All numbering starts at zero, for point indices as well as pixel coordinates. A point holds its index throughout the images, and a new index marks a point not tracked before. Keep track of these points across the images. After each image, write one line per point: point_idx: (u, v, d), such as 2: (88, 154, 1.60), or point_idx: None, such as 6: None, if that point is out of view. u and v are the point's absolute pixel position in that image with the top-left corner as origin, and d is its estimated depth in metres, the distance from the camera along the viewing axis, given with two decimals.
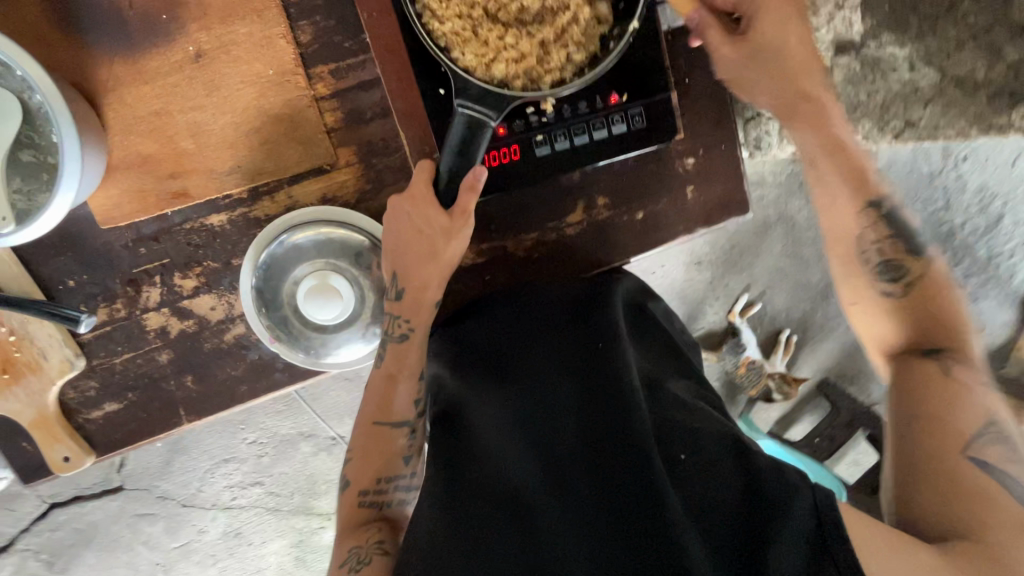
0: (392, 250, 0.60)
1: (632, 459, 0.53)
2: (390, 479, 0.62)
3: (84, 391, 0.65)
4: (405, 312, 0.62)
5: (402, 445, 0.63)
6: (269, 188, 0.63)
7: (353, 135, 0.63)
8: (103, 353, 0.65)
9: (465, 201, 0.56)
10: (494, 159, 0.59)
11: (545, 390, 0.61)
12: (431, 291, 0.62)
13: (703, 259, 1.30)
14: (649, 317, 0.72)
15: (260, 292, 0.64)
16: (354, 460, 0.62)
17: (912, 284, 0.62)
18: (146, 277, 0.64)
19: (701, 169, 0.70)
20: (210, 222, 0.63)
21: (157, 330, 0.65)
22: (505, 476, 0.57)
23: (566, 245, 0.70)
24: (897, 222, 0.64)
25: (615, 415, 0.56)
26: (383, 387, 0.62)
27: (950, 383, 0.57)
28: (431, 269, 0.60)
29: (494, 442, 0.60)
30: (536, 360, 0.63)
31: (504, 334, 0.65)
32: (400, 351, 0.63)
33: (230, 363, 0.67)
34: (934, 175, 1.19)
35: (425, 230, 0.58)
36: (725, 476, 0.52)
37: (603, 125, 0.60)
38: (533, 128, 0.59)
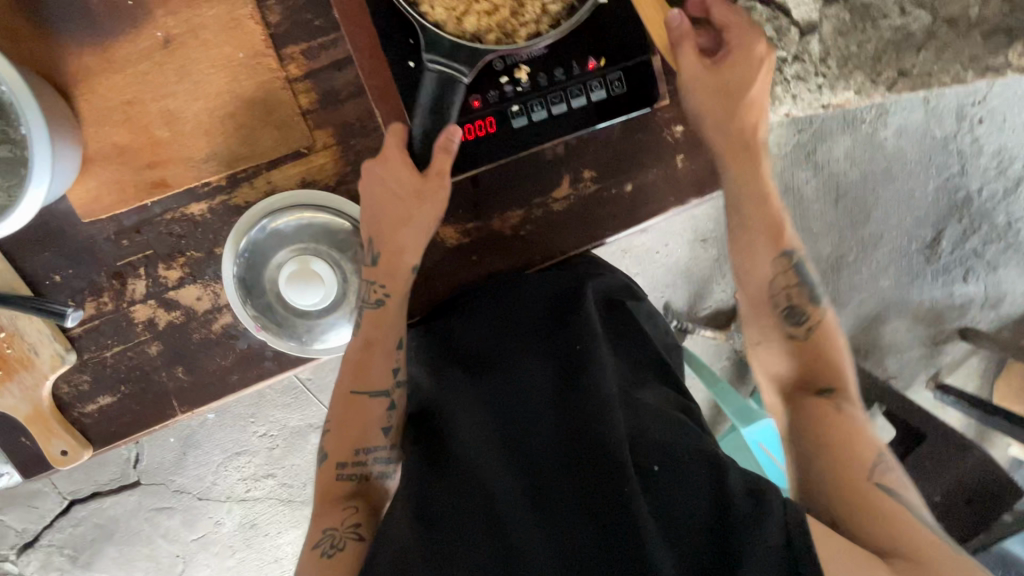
0: (368, 217, 0.60)
1: (608, 468, 0.54)
2: (368, 450, 0.62)
3: (78, 385, 0.66)
4: (380, 276, 0.62)
5: (381, 416, 0.62)
6: (248, 175, 0.62)
7: (329, 116, 0.62)
8: (94, 346, 0.65)
9: (440, 163, 0.56)
10: (469, 133, 0.58)
11: (525, 396, 0.62)
12: (408, 255, 0.62)
13: (706, 237, 1.28)
14: (630, 317, 0.73)
15: (244, 280, 0.63)
16: (331, 432, 0.62)
17: (812, 327, 0.65)
18: (131, 269, 0.63)
19: (691, 137, 0.67)
20: (191, 211, 0.63)
21: (145, 322, 0.65)
22: (479, 478, 0.56)
23: (554, 221, 0.68)
24: (800, 270, 0.65)
25: (594, 424, 0.57)
26: (360, 356, 0.62)
27: (845, 418, 0.59)
28: (404, 232, 0.60)
29: (467, 444, 0.59)
30: (515, 365, 0.64)
31: (483, 338, 0.67)
32: (378, 316, 0.62)
33: (219, 353, 0.66)
34: (948, 138, 1.31)
35: (401, 193, 0.59)
36: (698, 485, 0.53)
37: (581, 92, 0.58)
38: (508, 98, 0.57)
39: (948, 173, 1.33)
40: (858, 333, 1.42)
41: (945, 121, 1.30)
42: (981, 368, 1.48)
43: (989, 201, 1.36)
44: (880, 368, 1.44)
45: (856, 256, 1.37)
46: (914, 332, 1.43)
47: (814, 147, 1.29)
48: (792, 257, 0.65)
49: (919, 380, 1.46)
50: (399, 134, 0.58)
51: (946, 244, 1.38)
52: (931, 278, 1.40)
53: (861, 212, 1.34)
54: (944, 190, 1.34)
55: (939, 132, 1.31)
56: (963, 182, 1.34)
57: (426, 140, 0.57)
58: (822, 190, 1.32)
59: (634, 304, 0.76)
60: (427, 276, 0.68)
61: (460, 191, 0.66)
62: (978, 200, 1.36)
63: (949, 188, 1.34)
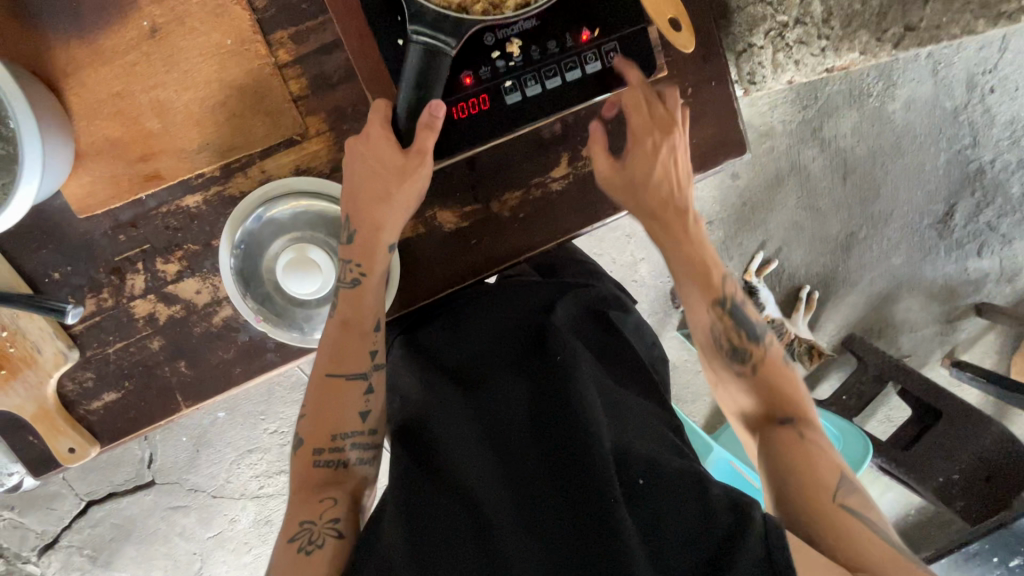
0: (350, 199, 0.59)
1: (591, 481, 0.53)
2: (345, 436, 0.60)
3: (83, 381, 0.66)
4: (357, 255, 0.60)
5: (359, 401, 0.61)
6: (242, 164, 0.62)
7: (320, 102, 0.61)
8: (97, 343, 0.65)
9: (421, 140, 0.54)
10: (460, 112, 0.56)
11: (507, 407, 0.60)
12: (385, 236, 0.60)
13: (712, 219, 1.30)
14: (613, 329, 0.71)
15: (243, 272, 0.63)
16: (307, 417, 0.60)
17: (755, 364, 0.66)
18: (129, 264, 0.63)
19: (691, 110, 0.66)
20: (186, 204, 0.62)
21: (146, 317, 0.65)
22: (467, 493, 0.55)
23: (552, 201, 0.67)
24: (739, 314, 0.66)
25: (576, 436, 0.56)
26: (338, 338, 0.61)
27: (807, 446, 0.59)
28: (382, 209, 0.58)
29: (455, 456, 0.58)
30: (498, 376, 0.63)
31: (468, 352, 0.66)
32: (355, 295, 0.61)
33: (221, 346, 0.66)
34: (957, 109, 1.28)
35: (380, 171, 0.57)
36: (679, 501, 0.52)
37: (576, 65, 0.57)
38: (500, 74, 0.56)
39: (959, 145, 1.30)
40: (872, 313, 1.39)
41: (955, 91, 1.27)
42: (997, 344, 1.45)
43: (1002, 172, 1.32)
44: (894, 347, 1.41)
45: (866, 234, 1.34)
46: (928, 310, 1.40)
47: (820, 124, 1.27)
48: (726, 304, 0.66)
49: (934, 357, 1.43)
50: (380, 113, 0.56)
51: (959, 219, 1.35)
52: (944, 254, 1.37)
53: (866, 193, 1.32)
54: (956, 164, 1.31)
55: (948, 104, 1.27)
56: (975, 154, 1.31)
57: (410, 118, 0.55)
58: (829, 166, 1.30)
59: (617, 313, 0.74)
60: (423, 260, 0.67)
61: (456, 173, 0.65)
62: (991, 172, 1.32)
63: (961, 160, 1.31)
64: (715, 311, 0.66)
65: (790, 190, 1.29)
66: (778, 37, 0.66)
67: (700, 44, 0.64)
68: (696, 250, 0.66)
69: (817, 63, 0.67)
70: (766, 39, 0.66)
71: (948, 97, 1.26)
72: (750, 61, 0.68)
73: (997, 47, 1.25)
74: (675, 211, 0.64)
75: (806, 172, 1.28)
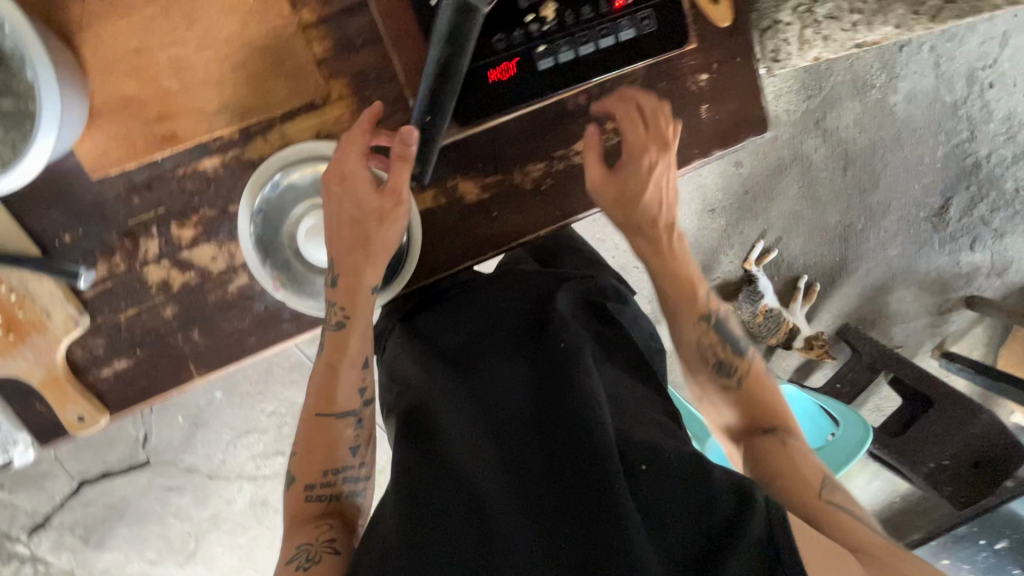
0: (337, 239, 0.60)
1: (592, 468, 0.50)
2: (336, 471, 0.60)
3: (92, 349, 0.64)
4: (341, 298, 0.60)
5: (350, 436, 0.62)
6: (261, 128, 0.60)
7: (344, 66, 0.60)
8: (108, 310, 0.63)
9: (397, 176, 0.56)
10: (496, 76, 0.56)
11: (505, 395, 0.58)
12: (367, 275, 0.61)
13: (715, 206, 1.30)
14: (609, 321, 0.69)
15: (262, 240, 0.62)
16: (298, 456, 0.60)
17: (742, 375, 0.68)
18: (143, 229, 0.62)
19: (716, 86, 0.66)
20: (203, 167, 0.60)
21: (159, 284, 0.63)
22: (464, 480, 0.53)
23: (575, 175, 0.67)
24: (723, 328, 0.69)
25: (575, 421, 0.54)
26: (323, 380, 0.62)
27: (787, 449, 0.60)
28: (359, 256, 0.60)
29: (453, 441, 0.56)
30: (497, 363, 0.61)
31: (469, 338, 0.64)
32: (339, 339, 0.61)
33: (235, 314, 0.65)
34: (957, 103, 1.29)
35: (359, 215, 0.59)
36: (683, 487, 0.50)
37: (609, 33, 0.57)
38: (533, 38, 0.55)
39: (956, 139, 1.32)
40: (868, 303, 1.41)
41: (958, 85, 1.28)
42: (985, 336, 1.48)
43: (998, 168, 1.35)
44: (887, 338, 1.44)
45: (864, 226, 1.36)
46: (920, 301, 1.42)
47: (823, 114, 1.27)
48: (711, 318, 0.70)
49: (925, 348, 1.46)
50: (356, 146, 0.57)
51: (954, 212, 1.37)
52: (939, 246, 1.39)
53: (863, 185, 1.33)
54: (953, 157, 1.33)
55: (949, 98, 1.29)
56: (972, 148, 1.33)
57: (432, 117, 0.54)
58: (831, 157, 1.30)
59: (617, 306, 0.72)
60: (440, 236, 0.66)
61: (477, 144, 0.64)
62: (987, 166, 1.34)
63: (958, 154, 1.32)
64: (702, 322, 0.69)
65: (792, 179, 1.30)
66: (807, 13, 0.64)
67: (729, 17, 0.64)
68: (682, 265, 0.70)
69: (847, 40, 0.66)
70: (793, 16, 0.64)
71: (948, 90, 1.28)
72: (775, 38, 0.67)
73: (998, 42, 1.26)
74: (663, 228, 0.69)
75: (807, 162, 1.29)
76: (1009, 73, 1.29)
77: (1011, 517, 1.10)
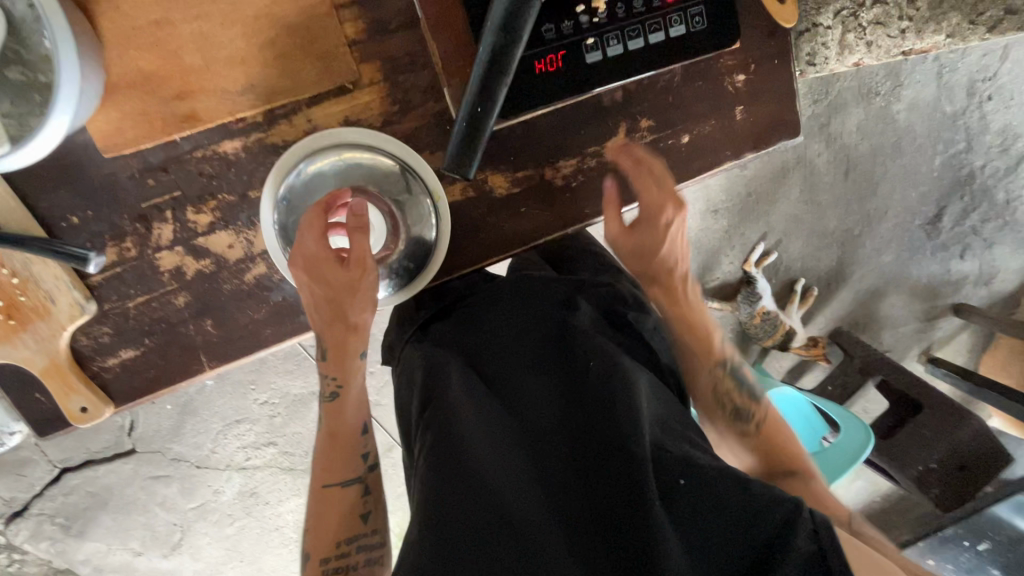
0: (316, 320, 0.58)
1: (629, 483, 0.49)
2: (351, 540, 0.56)
3: (98, 337, 0.61)
4: (334, 369, 0.61)
5: (357, 504, 0.58)
6: (288, 110, 0.58)
7: (376, 50, 0.58)
8: (116, 296, 0.60)
9: (360, 248, 0.57)
10: (541, 67, 0.54)
11: (535, 405, 0.56)
12: (353, 342, 0.60)
13: (719, 206, 1.26)
14: (632, 330, 0.67)
15: (285, 228, 0.60)
16: (308, 532, 0.56)
17: (759, 424, 0.68)
18: (157, 213, 0.58)
19: (752, 87, 0.65)
20: (223, 149, 0.58)
21: (171, 271, 0.60)
22: (496, 493, 0.49)
23: (607, 172, 0.65)
24: (737, 375, 0.70)
25: (610, 432, 0.52)
26: (326, 449, 0.59)
27: (815, 494, 0.61)
28: (342, 329, 0.59)
29: (482, 448, 0.53)
30: (523, 373, 0.58)
31: (491, 341, 0.62)
32: (335, 408, 0.60)
33: (251, 306, 0.62)
34: (956, 114, 1.25)
35: (333, 295, 0.57)
36: (724, 499, 0.49)
37: (660, 27, 0.56)
38: (583, 29, 0.54)
39: (954, 148, 1.28)
40: (859, 308, 1.39)
41: (955, 99, 1.24)
42: (969, 343, 1.43)
43: (992, 180, 1.30)
44: (877, 342, 1.41)
45: (861, 232, 1.33)
46: (909, 307, 1.39)
47: (828, 119, 1.23)
48: (726, 365, 0.70)
49: (912, 354, 1.43)
50: (314, 229, 0.56)
51: (947, 221, 1.33)
52: (931, 254, 1.35)
53: (865, 193, 1.29)
54: (948, 167, 1.29)
55: (949, 108, 1.24)
56: (968, 159, 1.28)
57: (472, 120, 0.50)
58: (833, 163, 1.27)
59: (637, 315, 0.69)
60: (466, 230, 0.64)
61: (510, 137, 0.62)
62: (981, 178, 1.30)
63: (954, 164, 1.28)
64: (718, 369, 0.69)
65: (794, 184, 1.26)
66: (850, 18, 0.65)
67: (768, 18, 0.63)
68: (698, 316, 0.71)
69: (894, 45, 0.66)
70: (835, 20, 0.65)
71: (948, 100, 1.23)
72: (812, 42, 0.67)
73: (998, 55, 1.22)
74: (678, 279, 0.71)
75: (811, 167, 1.25)
76: (1007, 83, 1.24)
77: (996, 519, 1.12)
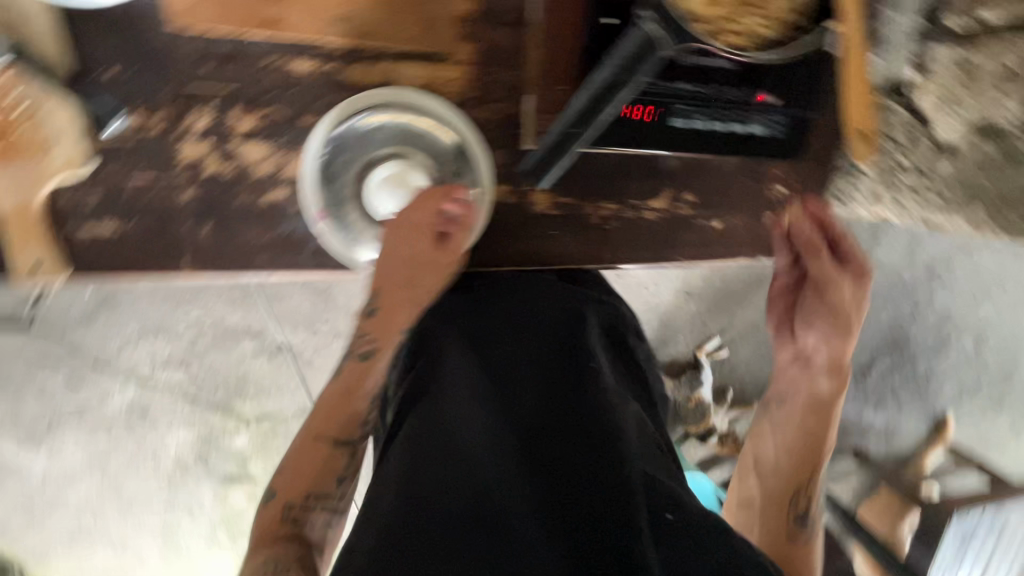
0: (383, 276, 0.58)
1: (612, 513, 0.41)
2: (320, 498, 0.52)
3: (81, 199, 0.56)
4: (374, 329, 0.57)
5: (340, 464, 0.54)
6: (373, 55, 0.57)
7: (479, 33, 0.58)
8: (119, 166, 0.56)
9: (458, 239, 0.58)
10: (627, 113, 0.57)
11: (522, 397, 0.50)
12: (402, 312, 0.58)
13: (693, 291, 1.24)
14: (632, 360, 0.62)
15: (329, 166, 0.58)
16: (282, 472, 0.52)
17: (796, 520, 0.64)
18: (200, 99, 0.56)
19: (787, 202, 0.70)
20: (293, 66, 0.56)
21: (189, 162, 0.57)
22: (471, 494, 0.43)
23: (639, 226, 0.67)
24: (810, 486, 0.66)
25: (598, 452, 0.45)
26: (332, 401, 0.55)
27: None
28: (400, 295, 0.58)
29: (464, 441, 0.47)
30: (520, 366, 0.53)
31: (494, 330, 0.56)
32: (361, 368, 0.56)
33: (257, 227, 0.59)
34: None
35: (414, 262, 0.58)
36: (708, 545, 0.41)
37: (743, 122, 0.58)
38: (677, 96, 0.56)
39: None
40: None
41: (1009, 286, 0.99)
42: None
43: None
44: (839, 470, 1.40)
45: None
46: None
47: None
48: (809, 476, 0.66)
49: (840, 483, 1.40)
50: (428, 205, 0.57)
51: None
52: None
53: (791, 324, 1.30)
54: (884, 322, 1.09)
55: None
56: None
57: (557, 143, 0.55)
58: None
59: (638, 344, 0.65)
60: (497, 231, 0.64)
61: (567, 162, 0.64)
62: None
63: None
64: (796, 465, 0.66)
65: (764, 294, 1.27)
66: (885, 172, 0.70)
67: (820, 147, 0.68)
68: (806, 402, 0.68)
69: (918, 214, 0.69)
70: (871, 171, 0.71)
71: None
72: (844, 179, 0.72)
73: None
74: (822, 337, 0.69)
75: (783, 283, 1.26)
76: None
77: None
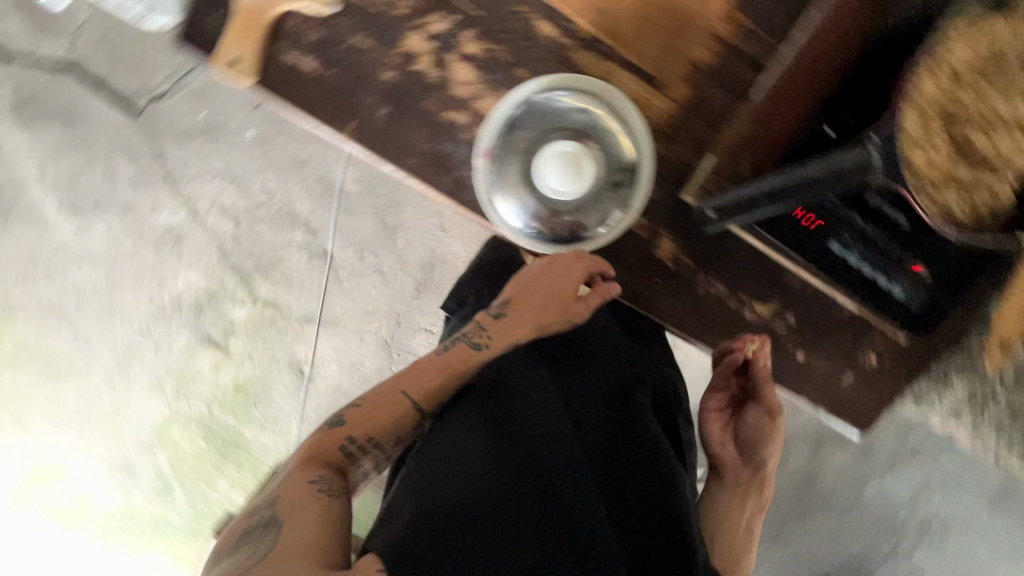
0: (522, 295, 0.61)
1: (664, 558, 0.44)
2: (377, 445, 0.51)
3: (304, 30, 0.60)
4: (492, 328, 0.59)
5: (404, 427, 0.53)
6: (605, 53, 0.61)
7: (701, 84, 0.62)
8: (351, 22, 0.60)
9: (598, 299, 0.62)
10: (796, 214, 0.59)
11: (594, 441, 0.51)
12: (520, 331, 0.59)
13: None
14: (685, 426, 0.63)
15: (519, 114, 0.63)
16: (356, 406, 0.52)
17: None
18: (448, 8, 0.60)
19: (872, 376, 0.68)
20: (537, 25, 0.61)
21: (406, 50, 0.61)
22: (546, 496, 0.45)
23: (733, 321, 0.68)
24: None
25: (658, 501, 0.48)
26: (430, 366, 0.56)
27: None
28: (528, 315, 0.60)
29: (544, 442, 0.48)
30: (598, 391, 0.55)
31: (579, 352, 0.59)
32: (466, 354, 0.57)
33: (424, 132, 0.62)
34: None
35: (556, 296, 0.60)
36: None
37: (887, 279, 0.60)
38: (849, 225, 0.58)
39: None
40: None
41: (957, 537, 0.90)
42: None
43: None
44: None
45: None
46: None
47: None
48: None
49: None
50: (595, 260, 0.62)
51: None
52: None
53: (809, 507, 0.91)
54: None
55: None
56: None
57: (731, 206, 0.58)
58: None
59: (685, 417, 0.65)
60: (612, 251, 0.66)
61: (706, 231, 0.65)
62: None
63: None
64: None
65: None
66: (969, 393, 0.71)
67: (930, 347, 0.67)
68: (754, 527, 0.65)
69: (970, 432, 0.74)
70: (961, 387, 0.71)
71: None
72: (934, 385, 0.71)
73: None
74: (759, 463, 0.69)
75: None
76: None
77: None
